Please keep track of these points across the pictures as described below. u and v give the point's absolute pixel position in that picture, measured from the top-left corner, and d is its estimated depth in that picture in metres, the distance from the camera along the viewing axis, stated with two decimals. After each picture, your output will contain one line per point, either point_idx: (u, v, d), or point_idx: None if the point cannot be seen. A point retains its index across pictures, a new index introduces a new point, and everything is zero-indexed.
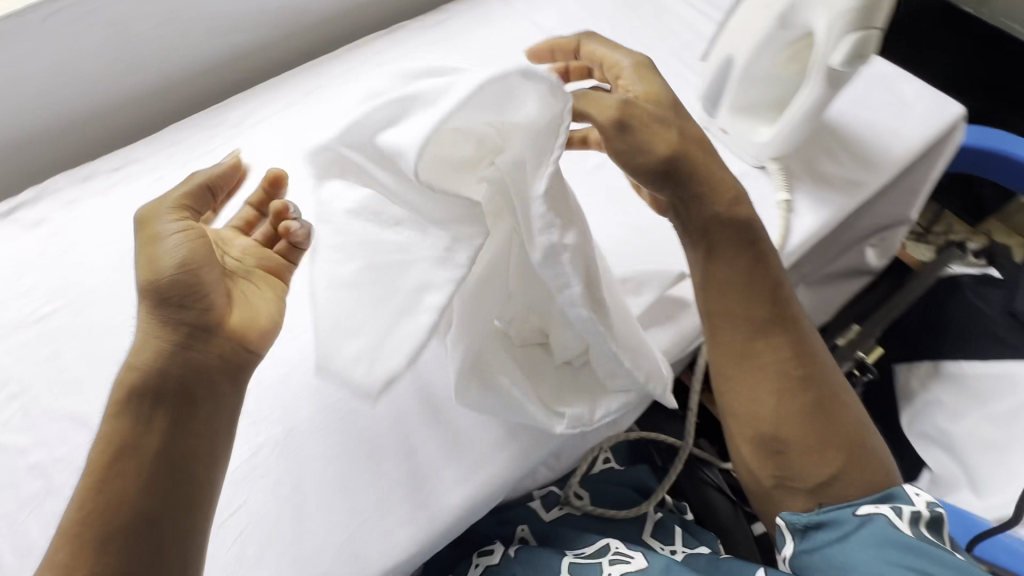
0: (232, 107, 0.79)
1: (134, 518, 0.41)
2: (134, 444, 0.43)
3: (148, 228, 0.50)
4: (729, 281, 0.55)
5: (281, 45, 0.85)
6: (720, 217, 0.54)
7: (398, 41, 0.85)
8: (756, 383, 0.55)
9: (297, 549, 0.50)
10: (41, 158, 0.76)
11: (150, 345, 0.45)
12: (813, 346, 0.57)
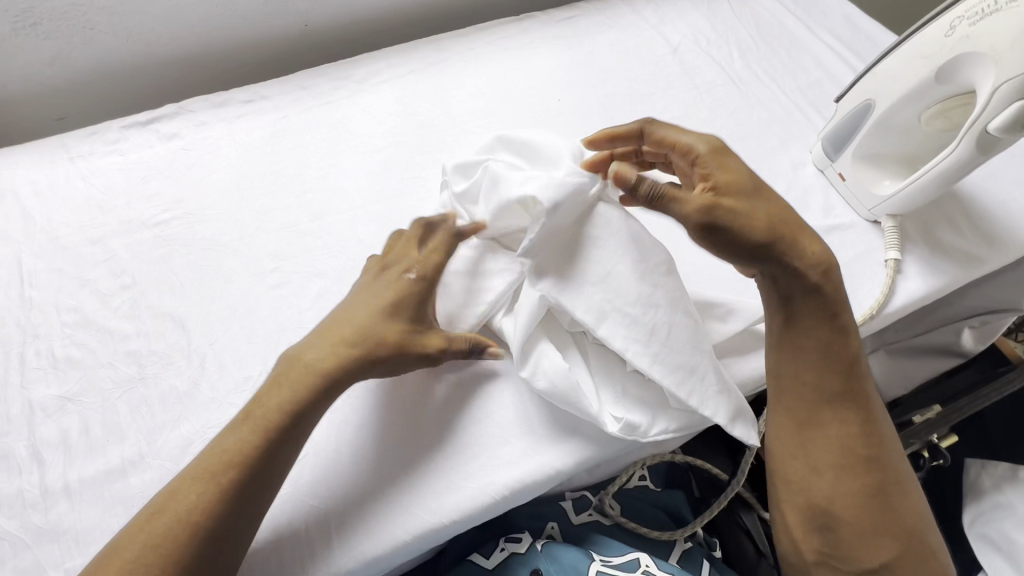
0: (359, 64, 0.82)
1: (256, 482, 0.45)
2: (289, 444, 0.47)
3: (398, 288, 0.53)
4: (806, 349, 0.53)
5: (415, 14, 0.88)
6: (808, 284, 0.51)
7: (525, 30, 0.87)
8: (816, 455, 0.52)
9: (348, 497, 0.51)
10: (185, 78, 0.83)
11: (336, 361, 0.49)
12: (882, 426, 0.53)
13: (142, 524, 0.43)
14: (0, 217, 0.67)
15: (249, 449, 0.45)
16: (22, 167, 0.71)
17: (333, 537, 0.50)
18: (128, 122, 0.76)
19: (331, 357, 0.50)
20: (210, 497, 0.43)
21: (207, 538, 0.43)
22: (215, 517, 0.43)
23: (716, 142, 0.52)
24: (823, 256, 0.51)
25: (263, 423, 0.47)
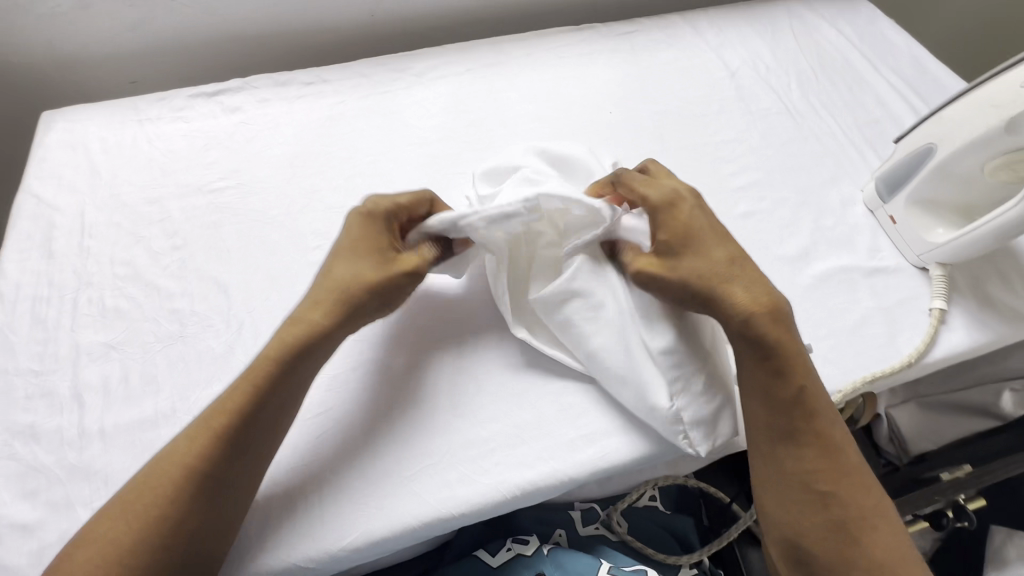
0: (418, 57, 0.84)
1: (230, 436, 0.46)
2: (275, 396, 0.48)
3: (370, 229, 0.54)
4: (748, 388, 0.51)
5: (477, 14, 0.90)
6: (738, 329, 0.50)
7: (584, 41, 0.88)
8: (776, 488, 0.49)
9: (327, 474, 0.51)
10: (253, 56, 0.86)
11: (321, 311, 0.50)
12: (850, 459, 0.49)
13: (143, 485, 0.44)
14: (70, 169, 0.71)
15: (241, 405, 0.46)
16: (95, 125, 0.75)
17: (325, 514, 0.50)
18: (196, 92, 0.79)
19: (313, 314, 0.51)
20: (200, 451, 0.45)
21: (215, 488, 0.44)
22: (220, 468, 0.45)
23: (670, 195, 0.54)
24: (761, 298, 0.51)
25: (254, 376, 0.48)
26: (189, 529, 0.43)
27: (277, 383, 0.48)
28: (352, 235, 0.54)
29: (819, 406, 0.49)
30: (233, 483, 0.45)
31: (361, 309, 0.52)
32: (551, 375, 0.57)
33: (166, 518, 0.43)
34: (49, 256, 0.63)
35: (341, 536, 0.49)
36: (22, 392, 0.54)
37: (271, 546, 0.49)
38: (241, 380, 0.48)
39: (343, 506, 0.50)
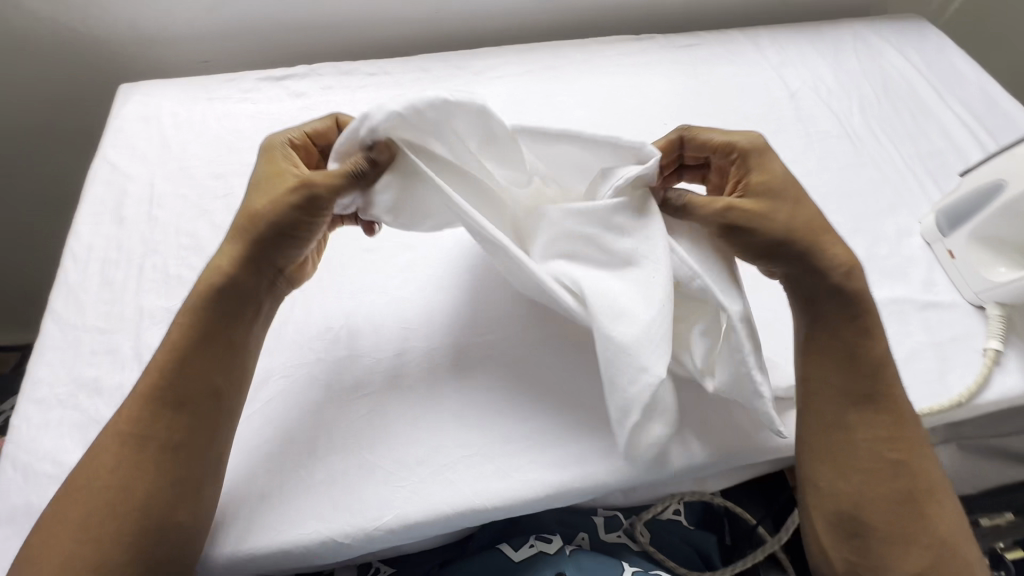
0: (479, 56, 0.86)
1: (164, 392, 0.47)
2: (203, 342, 0.49)
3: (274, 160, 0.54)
4: (829, 351, 0.52)
5: (539, 18, 0.91)
6: (834, 288, 0.52)
7: (643, 50, 0.88)
8: (845, 458, 0.50)
9: (369, 449, 0.53)
10: (320, 45, 0.89)
11: (229, 247, 0.51)
12: (916, 435, 0.52)
13: (100, 461, 0.46)
14: (143, 140, 0.74)
15: (171, 368, 0.48)
16: (169, 100, 0.78)
17: (363, 492, 0.51)
18: (264, 75, 0.82)
19: (225, 255, 0.51)
20: (139, 415, 0.47)
21: (171, 450, 0.46)
22: (161, 427, 0.46)
23: (760, 142, 0.56)
24: (847, 258, 0.53)
25: (173, 340, 0.49)
26: (153, 491, 0.45)
27: (207, 333, 0.49)
28: (263, 169, 0.54)
29: (894, 381, 0.52)
30: (185, 443, 0.46)
31: (267, 233, 0.50)
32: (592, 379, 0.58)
33: (138, 488, 0.45)
34: (120, 222, 0.66)
35: (376, 511, 0.50)
36: (88, 348, 0.57)
37: (312, 502, 0.50)
38: (166, 344, 0.49)
39: (391, 459, 0.53)
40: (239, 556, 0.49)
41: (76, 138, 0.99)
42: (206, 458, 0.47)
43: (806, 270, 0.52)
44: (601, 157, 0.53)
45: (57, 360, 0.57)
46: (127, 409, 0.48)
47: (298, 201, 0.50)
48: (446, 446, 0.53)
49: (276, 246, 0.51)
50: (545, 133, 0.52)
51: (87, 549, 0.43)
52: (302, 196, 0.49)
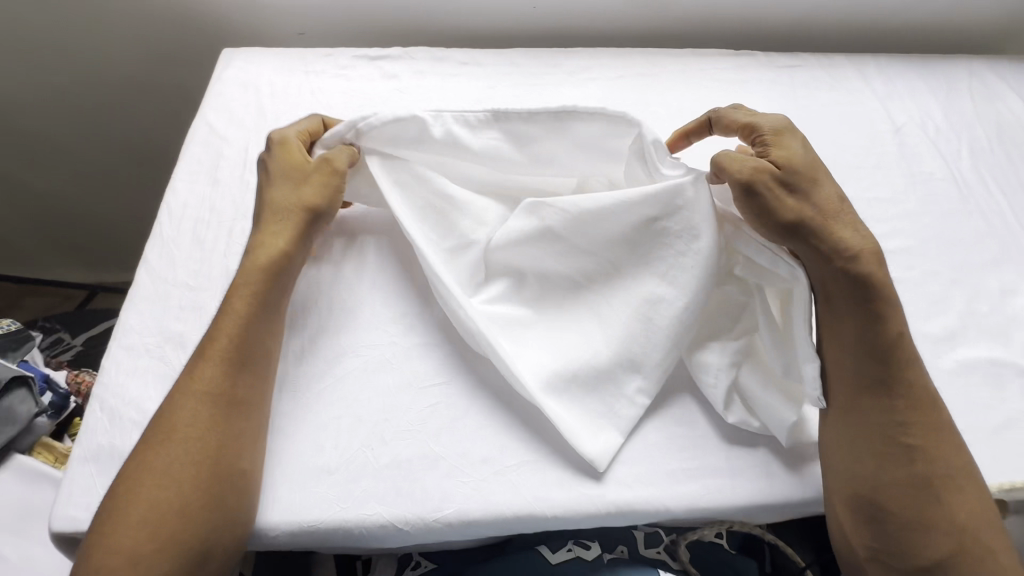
0: (572, 56, 0.85)
1: (228, 356, 0.49)
2: (263, 310, 0.52)
3: (288, 154, 0.58)
4: (847, 333, 0.51)
5: (634, 22, 0.90)
6: (852, 277, 0.50)
7: (741, 66, 0.85)
8: (863, 442, 0.49)
9: (436, 436, 0.53)
10: (415, 27, 0.90)
11: (278, 231, 0.55)
12: (939, 418, 0.49)
13: (168, 414, 0.46)
14: (242, 105, 0.76)
15: (234, 331, 0.50)
16: (268, 69, 0.80)
17: (425, 481, 0.51)
18: (360, 53, 0.82)
19: (273, 238, 0.54)
20: (206, 376, 0.48)
21: (234, 404, 0.48)
22: (226, 383, 0.48)
23: (782, 124, 0.57)
24: (865, 240, 0.52)
25: (236, 311, 0.51)
26: (223, 441, 0.46)
27: (264, 300, 0.52)
28: (280, 160, 0.57)
29: (917, 363, 0.50)
30: (246, 397, 0.48)
31: (314, 216, 0.56)
32: (664, 402, 0.56)
33: (208, 439, 0.46)
34: (215, 182, 0.69)
35: (439, 500, 0.51)
36: (177, 303, 0.59)
37: (359, 461, 0.52)
38: (226, 313, 0.51)
39: (431, 395, 0.55)
40: (298, 525, 0.49)
41: (175, 103, 1.08)
42: (261, 411, 0.49)
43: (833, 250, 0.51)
44: (600, 128, 0.57)
45: (147, 311, 0.59)
46: (187, 370, 0.49)
47: (331, 185, 0.57)
48: (510, 426, 0.54)
49: (317, 224, 0.56)
50: (551, 112, 0.57)
51: (165, 496, 0.43)
52: (336, 183, 0.57)
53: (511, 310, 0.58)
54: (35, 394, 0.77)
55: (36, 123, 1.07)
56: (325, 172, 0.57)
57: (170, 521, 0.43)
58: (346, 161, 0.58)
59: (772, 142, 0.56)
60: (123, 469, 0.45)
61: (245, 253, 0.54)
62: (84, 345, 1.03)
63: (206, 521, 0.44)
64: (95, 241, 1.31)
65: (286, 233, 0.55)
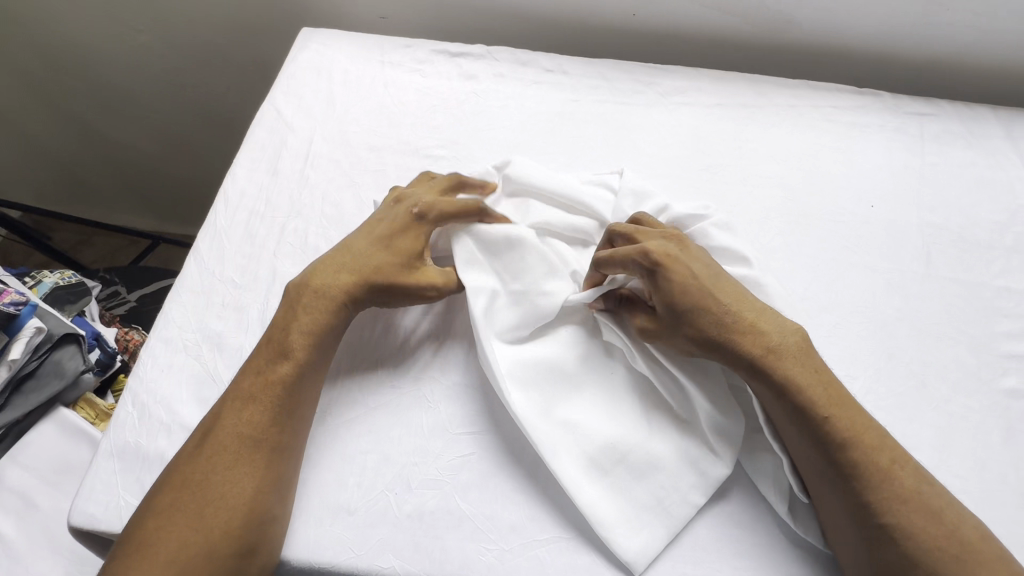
0: (669, 74, 0.76)
1: (279, 401, 0.47)
2: (319, 357, 0.50)
3: (412, 233, 0.54)
4: (780, 420, 0.47)
5: (738, 41, 0.82)
6: (749, 366, 0.46)
7: (862, 105, 0.74)
8: (840, 528, 0.44)
9: (465, 493, 0.49)
10: (503, 23, 0.85)
11: (342, 282, 0.52)
12: (898, 491, 0.42)
13: (212, 451, 0.45)
14: (312, 92, 0.73)
15: (289, 376, 0.48)
16: (344, 55, 0.76)
17: (446, 541, 0.47)
18: (439, 48, 0.77)
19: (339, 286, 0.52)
20: (257, 416, 0.46)
21: (276, 452, 0.46)
22: (272, 429, 0.46)
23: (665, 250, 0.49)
24: (760, 340, 0.46)
25: (295, 358, 0.49)
26: (260, 490, 0.44)
27: (323, 341, 0.50)
28: (400, 235, 0.54)
29: (865, 435, 0.44)
30: (290, 444, 0.47)
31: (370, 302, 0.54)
32: (720, 497, 0.50)
33: (245, 485, 0.44)
34: (274, 173, 0.66)
35: (459, 566, 0.47)
36: (220, 299, 0.57)
37: (367, 497, 0.49)
38: (284, 356, 0.49)
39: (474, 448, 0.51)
40: (311, 564, 0.47)
41: (250, 73, 1.07)
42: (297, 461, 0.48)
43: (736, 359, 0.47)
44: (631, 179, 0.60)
45: (191, 303, 0.57)
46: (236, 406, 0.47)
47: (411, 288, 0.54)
48: (546, 493, 0.49)
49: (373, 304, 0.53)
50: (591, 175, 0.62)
51: (193, 539, 0.41)
52: (410, 288, 0.53)
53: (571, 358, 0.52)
54: (83, 352, 0.78)
55: (120, 76, 1.09)
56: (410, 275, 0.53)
57: (195, 564, 0.41)
58: (445, 281, 0.54)
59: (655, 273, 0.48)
60: (154, 493, 0.44)
61: (301, 291, 0.51)
62: (137, 301, 1.05)
63: (229, 567, 0.42)
64: (161, 194, 1.34)
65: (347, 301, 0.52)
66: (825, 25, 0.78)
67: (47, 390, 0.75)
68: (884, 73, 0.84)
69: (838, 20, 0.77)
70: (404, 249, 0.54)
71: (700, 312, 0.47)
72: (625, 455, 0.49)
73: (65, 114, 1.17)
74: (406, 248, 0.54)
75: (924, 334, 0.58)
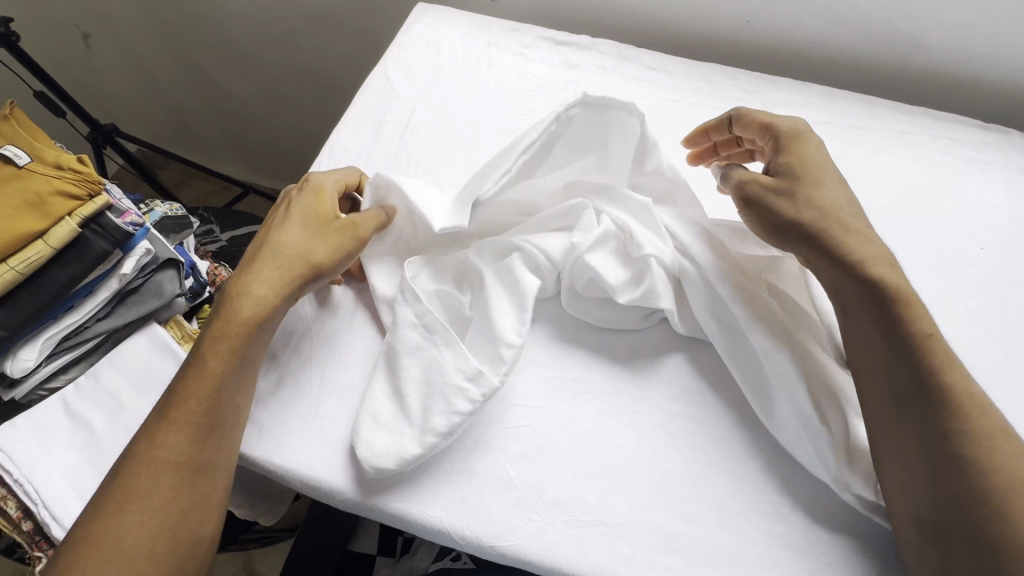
0: (777, 85, 0.74)
1: (193, 420, 0.48)
2: (236, 370, 0.50)
3: (309, 199, 0.56)
4: (860, 333, 0.47)
5: (856, 61, 0.78)
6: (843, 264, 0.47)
7: (987, 140, 0.70)
8: (903, 466, 0.43)
9: (516, 461, 0.51)
10: (611, 19, 0.85)
11: (278, 250, 0.53)
12: (986, 428, 0.41)
13: (127, 479, 0.45)
14: (420, 64, 0.76)
15: (204, 392, 0.48)
16: (453, 31, 0.79)
17: (492, 504, 0.49)
18: (546, 35, 0.79)
19: (266, 263, 0.53)
20: (176, 441, 0.47)
21: (197, 471, 0.47)
22: (193, 449, 0.47)
23: (796, 127, 0.54)
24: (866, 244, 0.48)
25: (207, 371, 0.49)
26: (184, 513, 0.46)
27: (242, 353, 0.50)
28: (303, 203, 0.56)
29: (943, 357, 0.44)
30: (213, 461, 0.48)
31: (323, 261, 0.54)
32: (772, 517, 0.49)
33: (167, 510, 0.45)
34: (376, 135, 0.70)
35: (500, 528, 0.48)
36: None
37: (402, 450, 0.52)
38: (201, 373, 0.49)
39: (421, 296, 0.54)
40: (364, 499, 0.50)
41: (359, 41, 1.12)
42: (227, 474, 0.49)
43: (837, 257, 0.48)
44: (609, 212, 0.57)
45: None
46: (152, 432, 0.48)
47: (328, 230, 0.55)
48: (588, 477, 0.50)
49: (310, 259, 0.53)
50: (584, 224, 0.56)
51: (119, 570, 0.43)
52: (320, 227, 0.55)
53: (557, 243, 0.55)
54: (181, 277, 0.84)
55: (241, 34, 1.17)
56: (321, 215, 0.55)
57: None
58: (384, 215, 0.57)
59: (777, 143, 0.54)
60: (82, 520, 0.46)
61: (257, 250, 0.54)
62: (228, 241, 1.14)
63: None
64: (260, 148, 1.45)
65: (268, 235, 0.55)
66: (958, 53, 0.73)
67: (145, 306, 0.82)
68: (1016, 110, 0.78)
69: (974, 47, 0.72)
70: (300, 207, 0.56)
71: (829, 184, 0.51)
72: (621, 413, 0.53)
73: (189, 65, 1.28)
74: (304, 208, 0.56)
75: (1022, 391, 0.54)
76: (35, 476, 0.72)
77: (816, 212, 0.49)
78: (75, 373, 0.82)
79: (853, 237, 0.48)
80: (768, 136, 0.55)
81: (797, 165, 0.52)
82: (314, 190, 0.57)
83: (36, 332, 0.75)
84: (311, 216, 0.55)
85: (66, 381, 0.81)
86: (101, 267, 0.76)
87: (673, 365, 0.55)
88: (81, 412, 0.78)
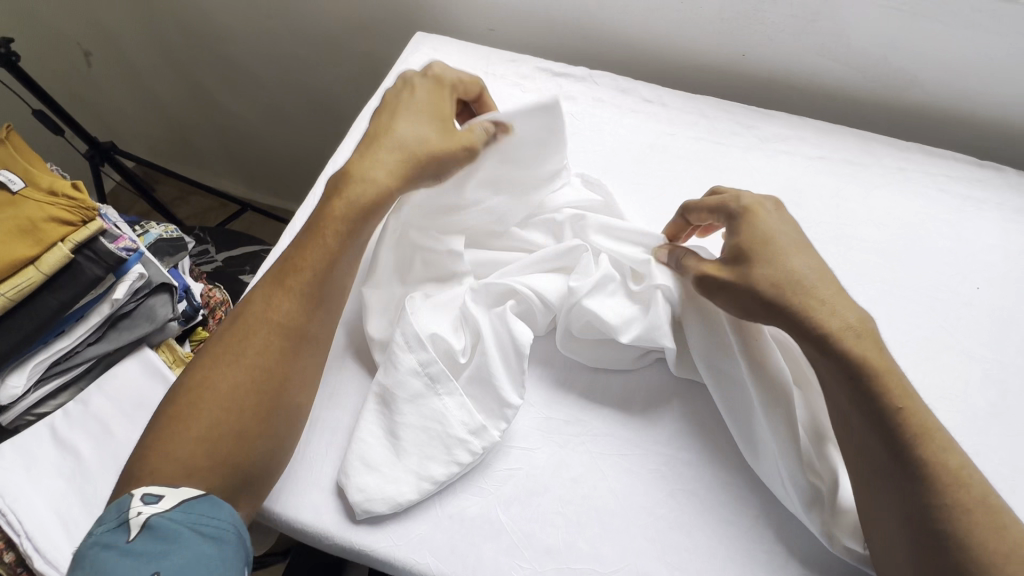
0: (772, 119, 0.74)
1: (307, 287, 0.52)
2: (341, 258, 0.53)
3: (430, 98, 0.58)
4: (840, 404, 0.47)
5: (851, 95, 0.79)
6: (821, 337, 0.47)
7: (981, 177, 0.70)
8: (886, 533, 0.43)
9: (507, 505, 0.50)
10: (607, 50, 0.86)
11: (393, 139, 0.55)
12: (960, 501, 0.41)
13: (245, 332, 0.50)
14: None
15: (317, 265, 0.52)
16: (451, 61, 0.79)
17: (482, 550, 0.48)
18: (543, 66, 0.79)
19: (378, 156, 0.55)
20: (289, 305, 0.51)
21: (299, 342, 0.51)
22: (301, 319, 0.51)
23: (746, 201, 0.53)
24: (836, 314, 0.47)
25: (323, 248, 0.53)
26: (286, 377, 0.49)
27: (352, 231, 0.54)
28: (426, 101, 0.58)
29: (922, 424, 0.43)
30: (315, 335, 0.52)
31: (434, 157, 0.54)
32: (766, 568, 0.48)
33: (272, 370, 0.49)
34: None
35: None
36: None
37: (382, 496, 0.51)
38: (317, 246, 0.53)
39: (425, 343, 0.52)
40: (351, 544, 0.49)
41: (358, 64, 1.13)
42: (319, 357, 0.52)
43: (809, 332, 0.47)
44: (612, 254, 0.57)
45: None
46: (264, 295, 0.52)
47: (443, 130, 0.56)
48: (579, 523, 0.49)
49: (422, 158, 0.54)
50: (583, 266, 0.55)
51: (224, 418, 0.46)
52: (440, 125, 0.56)
53: (553, 286, 0.55)
54: (173, 301, 0.83)
55: (242, 54, 1.18)
56: (444, 120, 0.57)
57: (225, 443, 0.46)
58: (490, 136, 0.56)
59: (733, 221, 0.53)
60: (192, 367, 0.49)
61: (369, 144, 0.56)
62: (223, 262, 1.13)
63: (259, 446, 0.47)
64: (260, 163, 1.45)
65: (385, 124, 0.57)
66: (952, 90, 0.74)
67: (138, 330, 0.81)
68: (1008, 146, 0.78)
69: (968, 84, 0.72)
70: (424, 99, 0.58)
71: (789, 253, 0.50)
72: (614, 455, 0.52)
73: (190, 84, 1.28)
74: (428, 101, 0.58)
75: (1017, 436, 0.54)
76: (19, 506, 0.71)
77: (776, 287, 0.48)
78: (63, 399, 0.80)
79: (825, 310, 0.47)
80: (723, 209, 0.54)
81: (756, 238, 0.50)
82: (439, 88, 0.59)
83: (24, 359, 0.74)
84: (432, 115, 0.57)
85: (54, 406, 0.79)
86: (94, 292, 0.75)
87: (667, 406, 0.55)
88: (69, 439, 0.76)
